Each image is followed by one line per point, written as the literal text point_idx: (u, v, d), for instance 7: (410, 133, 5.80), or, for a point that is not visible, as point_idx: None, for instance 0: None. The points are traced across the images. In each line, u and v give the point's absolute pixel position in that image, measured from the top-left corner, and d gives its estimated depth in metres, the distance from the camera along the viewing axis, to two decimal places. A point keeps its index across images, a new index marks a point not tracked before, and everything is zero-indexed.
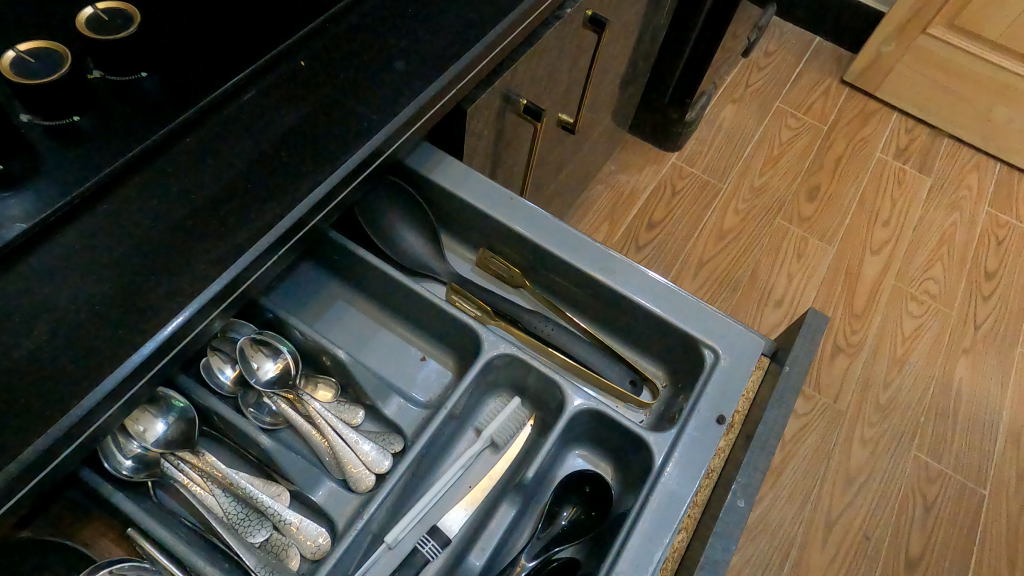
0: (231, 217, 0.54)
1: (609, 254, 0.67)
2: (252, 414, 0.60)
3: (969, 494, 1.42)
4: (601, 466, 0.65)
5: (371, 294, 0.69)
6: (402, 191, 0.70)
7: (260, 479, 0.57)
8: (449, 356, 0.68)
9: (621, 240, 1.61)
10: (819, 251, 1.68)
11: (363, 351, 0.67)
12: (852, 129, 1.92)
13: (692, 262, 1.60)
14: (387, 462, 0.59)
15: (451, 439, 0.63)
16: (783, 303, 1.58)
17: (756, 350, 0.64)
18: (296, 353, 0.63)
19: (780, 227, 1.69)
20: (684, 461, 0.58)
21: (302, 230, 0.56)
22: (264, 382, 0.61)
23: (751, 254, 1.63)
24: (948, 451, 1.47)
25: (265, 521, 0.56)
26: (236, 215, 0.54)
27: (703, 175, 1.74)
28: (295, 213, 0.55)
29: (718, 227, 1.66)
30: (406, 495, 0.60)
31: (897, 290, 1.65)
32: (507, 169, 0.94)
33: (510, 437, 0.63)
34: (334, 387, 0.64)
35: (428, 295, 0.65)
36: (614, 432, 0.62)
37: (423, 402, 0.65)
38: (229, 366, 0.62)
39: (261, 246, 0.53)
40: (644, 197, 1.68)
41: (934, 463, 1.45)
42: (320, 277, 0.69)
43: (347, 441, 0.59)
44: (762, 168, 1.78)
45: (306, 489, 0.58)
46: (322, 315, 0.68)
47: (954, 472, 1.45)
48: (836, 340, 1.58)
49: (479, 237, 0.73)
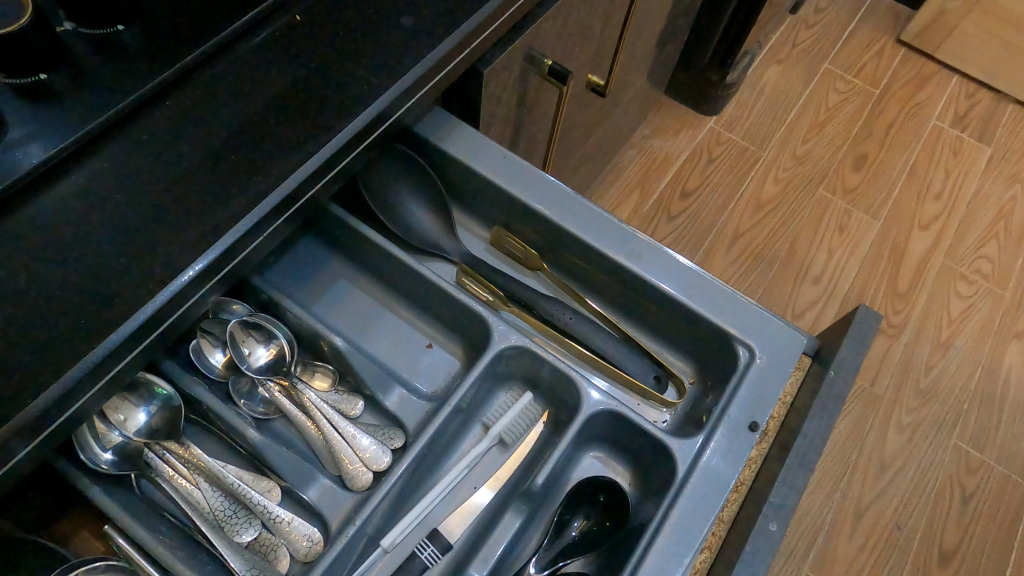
0: (214, 191, 0.48)
1: (637, 238, 0.61)
2: (244, 404, 0.56)
3: (1012, 486, 1.35)
4: (618, 470, 0.59)
5: (375, 274, 0.64)
6: (410, 160, 0.64)
7: (250, 472, 0.53)
8: (458, 343, 0.62)
9: (651, 208, 1.52)
10: (865, 225, 1.57)
11: (365, 335, 0.62)
12: (907, 93, 1.78)
13: (726, 234, 1.51)
14: (387, 459, 0.55)
15: (456, 435, 0.59)
16: (821, 279, 1.49)
17: (794, 350, 0.57)
18: (291, 337, 0.58)
19: (822, 198, 1.59)
20: (709, 472, 0.53)
21: (298, 202, 0.51)
22: (257, 369, 0.56)
23: (790, 227, 1.54)
24: (992, 440, 1.39)
25: (254, 518, 0.52)
26: (219, 188, 0.48)
27: (742, 140, 1.64)
28: (288, 184, 0.49)
29: (755, 197, 1.56)
30: (406, 495, 0.56)
31: (945, 269, 1.55)
32: (530, 137, 0.87)
33: (521, 434, 0.58)
34: (331, 375, 0.59)
35: (435, 278, 0.59)
36: (635, 435, 0.57)
37: (427, 393, 0.60)
38: (219, 350, 0.57)
39: (248, 224, 0.47)
40: (678, 164, 1.58)
41: (976, 454, 1.37)
42: (321, 253, 0.64)
43: (343, 435, 0.55)
44: (807, 135, 1.67)
45: (298, 486, 0.54)
46: (322, 294, 0.63)
47: (997, 463, 1.37)
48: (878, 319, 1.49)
49: (494, 212, 0.67)
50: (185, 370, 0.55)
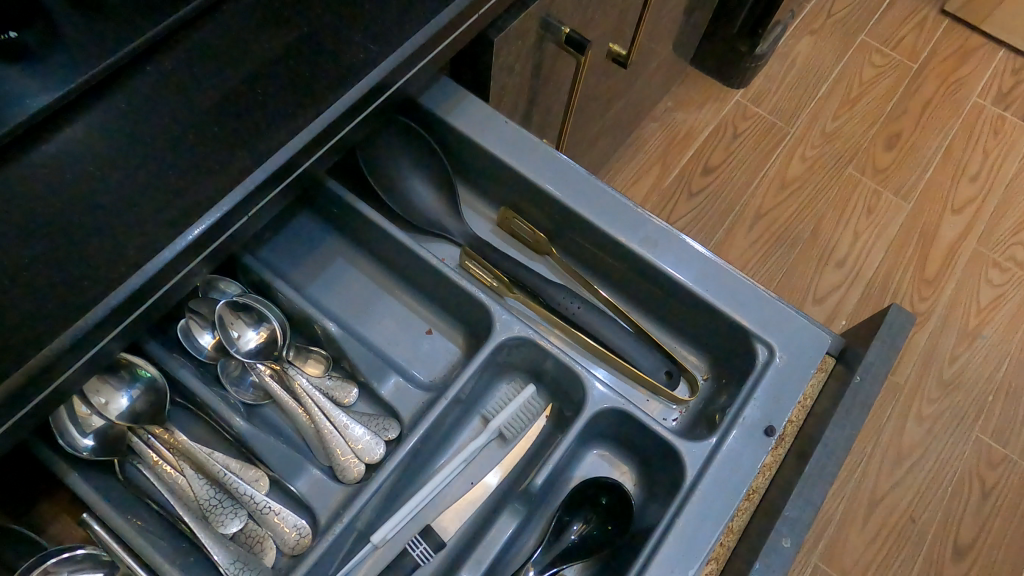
0: (196, 165, 0.44)
1: (653, 224, 0.57)
2: (233, 389, 0.54)
3: None
4: (622, 470, 0.56)
5: (374, 254, 0.60)
6: (413, 133, 0.61)
7: (237, 460, 0.51)
8: (458, 330, 0.59)
9: (671, 185, 1.47)
10: (895, 208, 1.50)
11: (362, 318, 0.59)
12: (948, 68, 1.69)
13: (748, 213, 1.46)
14: (380, 450, 0.53)
15: (454, 426, 0.56)
16: (846, 263, 1.43)
17: (818, 350, 0.54)
18: (284, 321, 0.55)
19: (851, 178, 1.52)
20: (721, 477, 0.50)
21: (293, 172, 0.47)
22: (246, 353, 0.53)
23: (815, 208, 1.48)
24: (1016, 435, 1.34)
25: (240, 508, 0.50)
26: (202, 161, 0.44)
27: (770, 116, 1.57)
28: (279, 157, 0.45)
29: (780, 175, 1.50)
30: (399, 489, 0.53)
31: (977, 256, 1.48)
32: (544, 110, 0.82)
33: (522, 429, 0.55)
34: (324, 360, 0.56)
35: (436, 262, 0.56)
36: (643, 435, 0.53)
37: (425, 382, 0.57)
38: (207, 331, 0.54)
39: (233, 201, 0.43)
40: (702, 139, 1.52)
41: (998, 448, 1.33)
42: (319, 231, 0.61)
43: (335, 425, 0.53)
44: (838, 111, 1.59)
45: (286, 477, 0.52)
46: (318, 274, 0.60)
47: (1020, 459, 1.32)
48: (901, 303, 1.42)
49: (501, 192, 0.63)
50: (171, 352, 0.52)
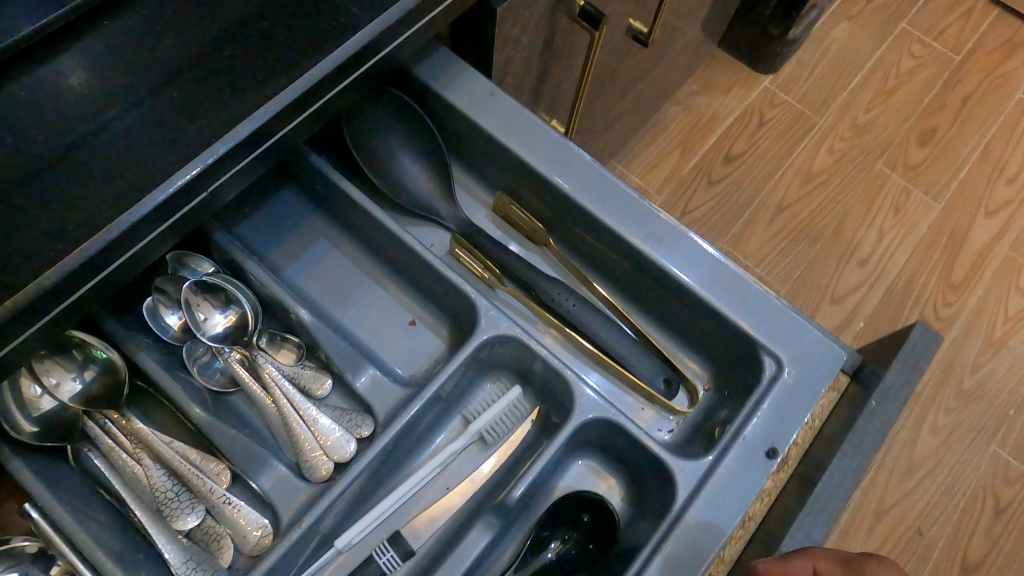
0: (149, 133, 0.38)
1: (659, 218, 0.52)
2: (199, 372, 0.50)
3: None
4: (608, 480, 0.52)
5: (358, 236, 0.56)
6: (404, 108, 0.56)
7: (197, 452, 0.48)
8: (444, 323, 0.55)
9: (690, 172, 1.40)
10: (925, 207, 1.43)
11: (341, 304, 0.55)
12: (993, 61, 1.59)
13: (769, 205, 1.39)
14: (351, 448, 0.49)
15: (432, 425, 0.53)
16: (868, 262, 1.37)
17: (830, 366, 0.49)
18: (255, 304, 0.52)
19: (879, 174, 1.45)
20: (715, 501, 0.46)
21: (268, 141, 0.42)
22: (212, 337, 0.50)
23: (839, 204, 1.41)
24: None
25: (198, 503, 0.47)
26: (157, 127, 0.39)
27: (799, 104, 1.49)
28: (247, 125, 0.39)
29: (806, 168, 1.43)
30: (369, 490, 0.50)
31: (1008, 262, 1.41)
32: (554, 88, 0.77)
33: (504, 433, 0.52)
34: (298, 349, 0.53)
35: (421, 250, 0.52)
36: (635, 449, 0.49)
37: (404, 378, 0.53)
38: (173, 312, 0.50)
39: (188, 173, 0.38)
40: (726, 126, 1.45)
41: (1017, 464, 1.27)
42: (301, 208, 0.57)
43: (304, 418, 0.49)
44: (872, 102, 1.51)
45: (249, 473, 0.49)
46: (298, 255, 0.56)
47: None
48: (923, 307, 1.35)
49: (498, 175, 0.58)
50: (133, 334, 0.48)
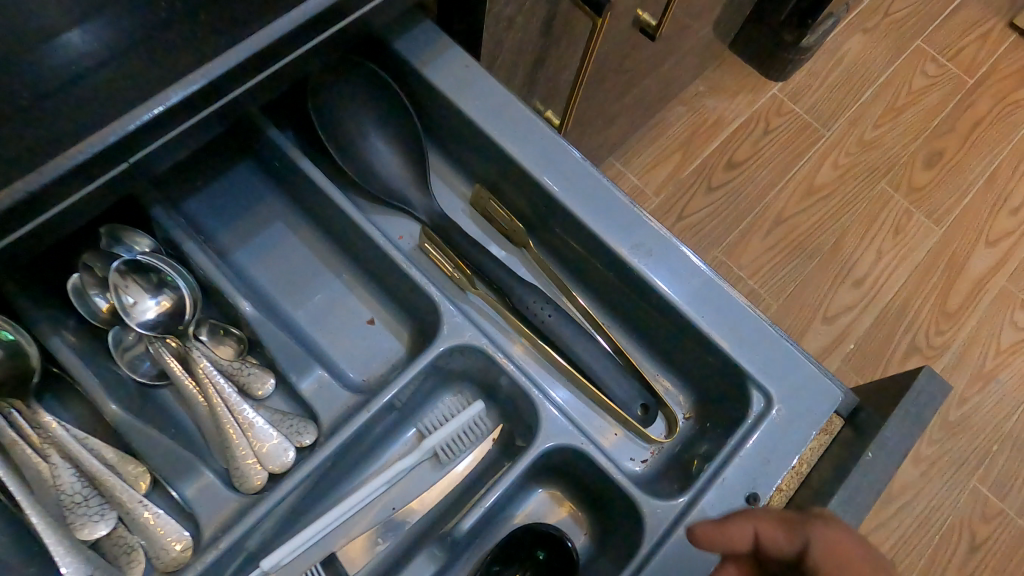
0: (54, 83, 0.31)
1: (649, 228, 0.47)
2: (130, 370, 0.45)
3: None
4: (570, 513, 0.48)
5: (319, 223, 0.52)
6: (380, 84, 0.51)
7: (114, 451, 0.43)
8: (406, 326, 0.51)
9: (690, 176, 1.35)
10: (925, 232, 1.39)
11: (294, 298, 0.51)
12: (1006, 88, 1.55)
13: (767, 215, 1.35)
14: (290, 457, 0.44)
15: (382, 437, 0.48)
16: (863, 283, 1.32)
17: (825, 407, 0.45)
18: (196, 290, 0.47)
19: (882, 193, 1.40)
20: (683, 547, 0.41)
21: (211, 107, 0.35)
22: (141, 324, 0.45)
23: (839, 222, 1.36)
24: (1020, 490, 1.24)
25: (109, 509, 0.41)
26: (66, 77, 0.32)
27: (806, 115, 1.44)
28: (182, 90, 0.33)
29: (808, 181, 1.38)
30: (306, 506, 0.45)
31: (1004, 294, 1.37)
32: (550, 76, 0.71)
33: (463, 450, 0.47)
34: (239, 344, 0.48)
35: (384, 243, 0.47)
36: (603, 483, 0.45)
37: (355, 383, 0.49)
38: (100, 293, 0.45)
39: (104, 141, 0.31)
40: (729, 132, 1.40)
41: (997, 502, 1.23)
42: (259, 189, 0.52)
43: (239, 423, 0.45)
44: (881, 119, 1.46)
45: (172, 480, 0.44)
46: (252, 238, 0.51)
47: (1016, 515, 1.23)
48: (915, 333, 1.31)
49: (479, 166, 0.53)
50: (55, 317, 0.43)
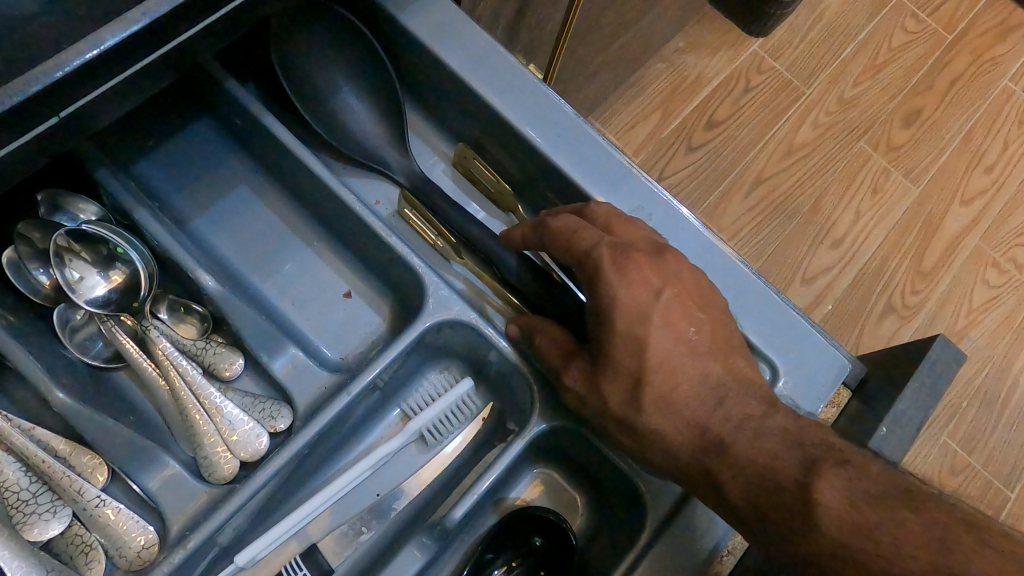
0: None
1: (647, 190, 0.44)
2: (79, 350, 0.41)
3: (993, 494, 1.03)
4: (566, 497, 0.46)
5: (288, 187, 0.47)
6: (352, 31, 0.46)
7: (66, 442, 0.39)
8: (387, 300, 0.47)
9: (669, 135, 1.14)
10: (903, 193, 1.17)
11: (260, 271, 0.46)
12: (985, 41, 1.29)
13: (746, 177, 1.14)
14: (264, 444, 0.41)
15: (365, 419, 0.45)
16: (843, 244, 1.12)
17: (814, 404, 0.42)
18: (151, 262, 0.42)
19: (862, 151, 1.18)
20: (690, 532, 0.39)
21: (151, 53, 0.30)
22: (90, 301, 0.40)
23: (817, 182, 1.15)
24: (1022, 472, 1.05)
25: (62, 505, 0.37)
26: None
27: (788, 72, 1.21)
28: (114, 30, 0.28)
29: (788, 139, 1.16)
30: (282, 494, 0.41)
31: (977, 253, 1.15)
32: (534, 29, 0.66)
33: (451, 432, 0.44)
34: (202, 322, 0.43)
35: (360, 209, 0.43)
36: (601, 461, 0.43)
37: (333, 362, 0.45)
38: (42, 270, 0.40)
39: (27, 91, 0.26)
40: (710, 89, 1.17)
41: (998, 485, 1.04)
42: (218, 150, 0.47)
43: (205, 408, 0.41)
44: (862, 74, 1.22)
45: (134, 471, 0.41)
46: (214, 203, 0.47)
47: (984, 468, 1.04)
48: (891, 295, 1.11)
49: (462, 123, 0.48)
50: None
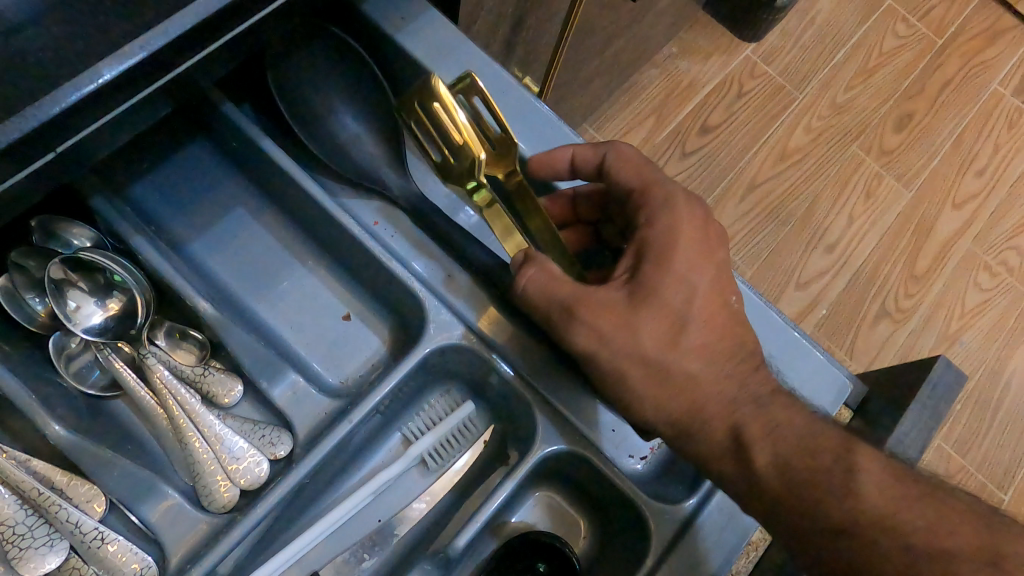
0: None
1: None
2: (76, 376, 0.40)
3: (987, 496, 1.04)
4: (568, 519, 0.46)
5: (285, 210, 0.47)
6: (348, 53, 0.46)
7: (63, 473, 0.38)
8: (386, 322, 0.46)
9: (664, 142, 1.14)
10: (896, 198, 1.17)
11: (259, 294, 0.46)
12: (975, 46, 1.29)
13: (739, 181, 1.14)
14: (264, 471, 0.40)
15: (367, 444, 0.44)
16: (836, 249, 1.13)
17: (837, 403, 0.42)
18: (147, 288, 0.41)
19: (853, 156, 1.18)
20: (691, 558, 0.39)
21: (151, 83, 0.30)
22: (86, 330, 0.40)
23: (810, 187, 1.15)
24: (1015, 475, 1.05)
25: (58, 538, 0.36)
26: None
27: (780, 77, 1.21)
28: (109, 64, 0.27)
29: (780, 144, 1.17)
30: (282, 523, 0.41)
31: (970, 256, 1.16)
32: (529, 43, 0.66)
33: (452, 456, 0.45)
34: (201, 348, 0.43)
35: (361, 233, 0.43)
36: (603, 485, 0.43)
37: (333, 387, 0.45)
38: (38, 297, 0.40)
39: (23, 128, 0.26)
40: (704, 95, 1.17)
41: (992, 488, 1.04)
42: (217, 171, 0.47)
43: (205, 436, 0.41)
44: (853, 79, 1.23)
45: (133, 501, 0.40)
46: (210, 226, 0.46)
47: (977, 471, 1.05)
48: (885, 299, 1.11)
49: None
50: None
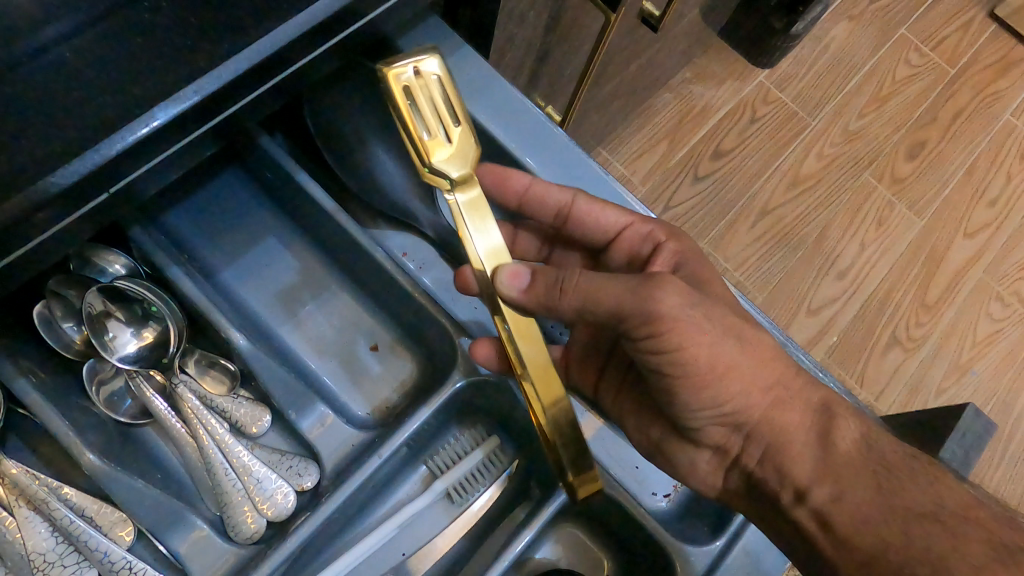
0: (16, 102, 0.25)
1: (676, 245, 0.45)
2: (107, 404, 0.41)
3: None
4: (590, 559, 0.46)
5: (316, 240, 0.47)
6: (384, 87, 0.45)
7: (93, 500, 0.39)
8: (412, 354, 0.47)
9: (677, 166, 1.15)
10: (907, 226, 1.17)
11: (287, 324, 0.46)
12: (988, 77, 1.30)
13: (752, 207, 1.14)
14: (291, 504, 0.41)
15: (392, 477, 0.45)
16: (848, 276, 1.13)
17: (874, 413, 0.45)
18: (180, 318, 0.42)
19: (865, 183, 1.18)
20: None
21: (202, 120, 0.30)
22: (121, 358, 0.41)
23: (822, 213, 1.15)
24: None
25: (87, 566, 0.37)
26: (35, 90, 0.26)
27: (793, 103, 1.22)
28: (164, 102, 0.27)
29: (793, 171, 1.17)
30: (308, 556, 0.41)
31: (981, 285, 1.16)
32: (553, 73, 0.66)
33: (477, 489, 0.45)
34: (231, 377, 0.43)
35: (391, 267, 0.43)
36: (627, 524, 0.43)
37: (360, 418, 0.45)
38: (74, 324, 0.39)
39: (85, 166, 0.26)
40: (717, 120, 1.18)
41: None
42: (250, 201, 0.48)
43: (233, 466, 0.41)
44: (866, 107, 1.23)
45: (162, 531, 0.41)
46: (241, 254, 0.47)
47: None
48: (896, 327, 1.11)
49: None
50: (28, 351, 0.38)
